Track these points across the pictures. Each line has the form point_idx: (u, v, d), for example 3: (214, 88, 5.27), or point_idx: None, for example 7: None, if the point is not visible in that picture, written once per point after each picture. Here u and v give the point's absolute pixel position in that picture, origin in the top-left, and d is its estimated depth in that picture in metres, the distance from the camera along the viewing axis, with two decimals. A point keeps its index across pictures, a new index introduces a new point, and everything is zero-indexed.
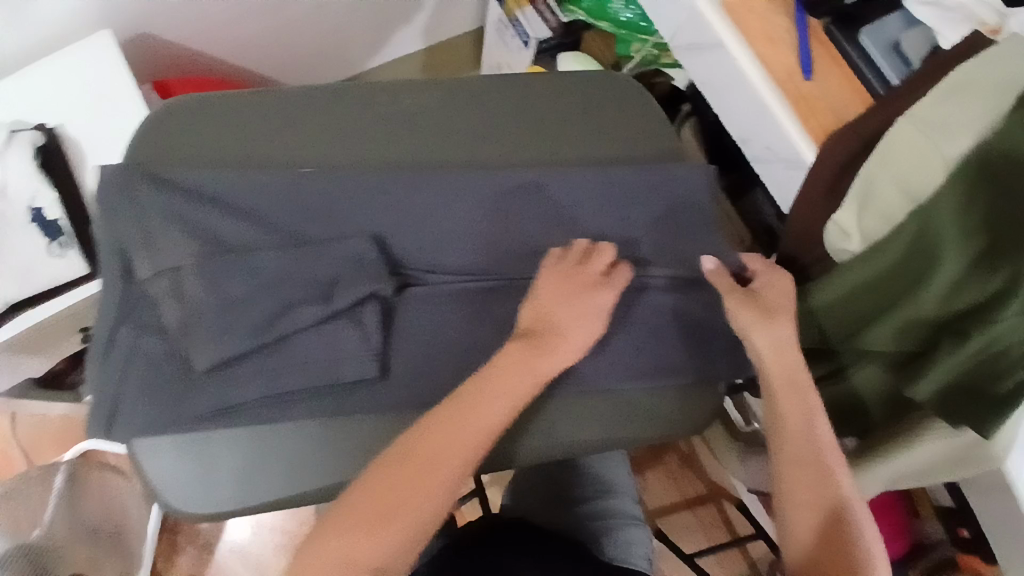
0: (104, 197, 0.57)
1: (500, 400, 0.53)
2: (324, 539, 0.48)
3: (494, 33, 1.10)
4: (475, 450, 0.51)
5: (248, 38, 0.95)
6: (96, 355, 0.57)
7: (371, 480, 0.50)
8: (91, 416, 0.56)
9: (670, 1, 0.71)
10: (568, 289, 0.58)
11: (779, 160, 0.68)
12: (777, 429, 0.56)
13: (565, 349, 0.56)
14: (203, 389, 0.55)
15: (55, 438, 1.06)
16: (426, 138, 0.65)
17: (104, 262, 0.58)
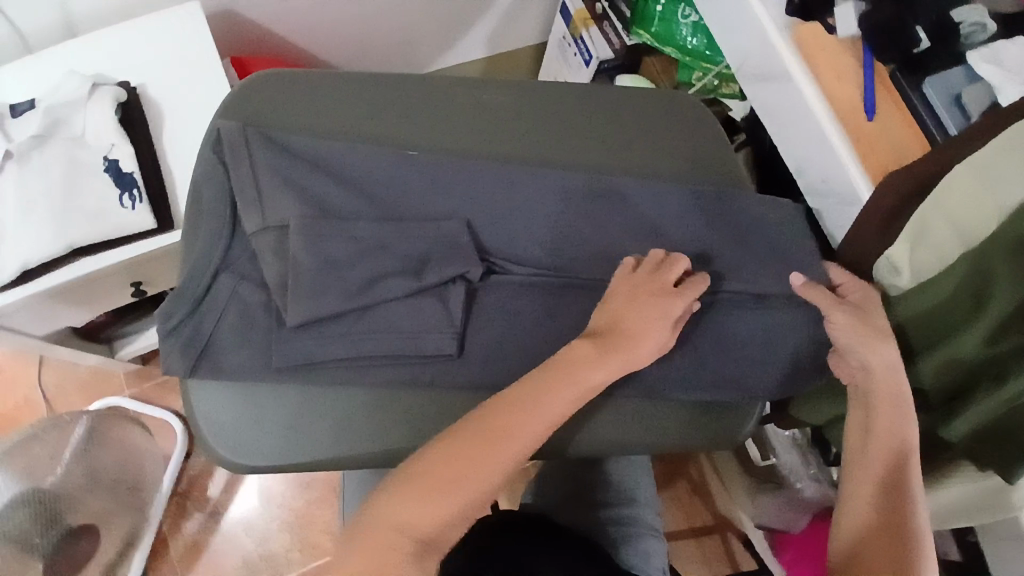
0: (219, 146, 0.61)
1: (569, 391, 0.56)
2: (389, 498, 0.52)
3: (555, 49, 1.13)
4: (541, 434, 0.55)
5: (324, 27, 0.99)
6: (187, 296, 0.59)
7: (440, 447, 0.53)
8: (179, 353, 0.58)
9: (749, 33, 0.76)
10: (644, 297, 0.59)
11: (836, 197, 0.72)
12: (869, 440, 0.59)
13: (639, 353, 0.58)
14: (292, 342, 0.58)
15: (82, 389, 1.09)
16: (500, 135, 0.68)
17: (207, 210, 0.61)
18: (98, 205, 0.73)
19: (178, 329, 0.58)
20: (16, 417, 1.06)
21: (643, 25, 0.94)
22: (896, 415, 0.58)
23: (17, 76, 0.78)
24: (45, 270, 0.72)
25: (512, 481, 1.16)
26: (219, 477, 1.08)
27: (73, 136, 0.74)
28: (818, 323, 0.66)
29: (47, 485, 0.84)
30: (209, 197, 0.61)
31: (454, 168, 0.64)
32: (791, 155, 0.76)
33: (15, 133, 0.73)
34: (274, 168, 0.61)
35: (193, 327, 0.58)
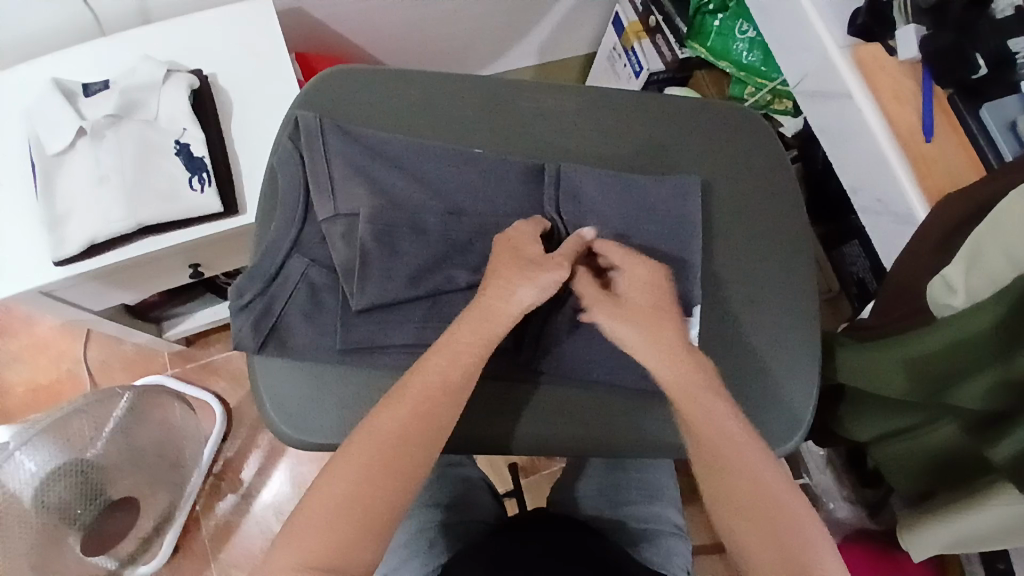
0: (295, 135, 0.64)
1: (449, 365, 0.54)
2: (292, 535, 0.49)
3: (605, 60, 1.15)
4: (428, 422, 0.53)
5: (386, 28, 1.02)
6: (260, 276, 0.61)
7: (328, 475, 0.50)
8: (251, 329, 0.61)
9: (808, 53, 0.78)
10: (511, 251, 0.58)
11: (890, 216, 0.73)
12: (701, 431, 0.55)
13: (508, 304, 0.56)
14: (357, 326, 0.60)
15: (124, 366, 1.12)
16: (562, 135, 0.69)
17: (284, 196, 0.63)
18: (167, 186, 0.75)
19: (250, 306, 0.61)
20: (61, 388, 1.09)
21: (698, 39, 0.97)
22: (700, 391, 0.55)
23: (94, 58, 0.81)
24: (111, 245, 0.74)
25: (539, 484, 1.17)
26: (253, 460, 1.11)
27: (146, 118, 0.77)
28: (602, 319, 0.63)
29: (89, 457, 0.84)
30: (285, 185, 0.63)
31: (521, 169, 0.65)
32: (848, 174, 0.78)
33: (88, 111, 0.76)
34: (347, 156, 0.63)
35: (266, 304, 0.61)
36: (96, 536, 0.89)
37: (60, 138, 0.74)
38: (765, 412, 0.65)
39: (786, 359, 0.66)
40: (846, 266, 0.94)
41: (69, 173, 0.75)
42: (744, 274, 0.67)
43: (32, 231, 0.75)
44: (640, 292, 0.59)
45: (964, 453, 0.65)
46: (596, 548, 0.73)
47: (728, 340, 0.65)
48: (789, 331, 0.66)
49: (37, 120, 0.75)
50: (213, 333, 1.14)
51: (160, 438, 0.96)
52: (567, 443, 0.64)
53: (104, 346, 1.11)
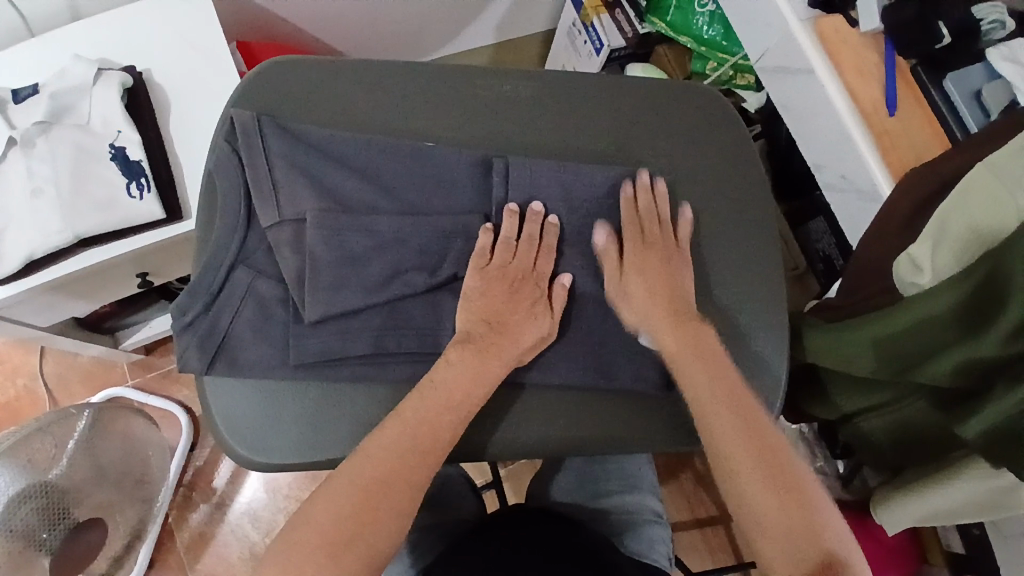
0: (233, 136, 0.60)
1: (446, 398, 0.55)
2: (281, 558, 0.50)
3: (564, 37, 1.12)
4: (424, 452, 0.54)
5: (334, 12, 0.97)
6: (204, 290, 0.59)
7: (321, 501, 0.52)
8: (197, 348, 0.58)
9: (768, 26, 0.76)
10: (504, 287, 0.59)
11: (854, 192, 0.71)
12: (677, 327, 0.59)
13: (512, 345, 0.58)
14: (310, 337, 0.58)
15: (85, 379, 1.08)
16: (518, 120, 0.65)
17: (223, 204, 0.60)
18: (105, 194, 0.71)
19: (194, 325, 0.59)
20: (18, 405, 1.06)
21: (658, 13, 0.94)
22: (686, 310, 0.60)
23: (19, 61, 0.76)
24: (50, 260, 0.70)
25: (517, 471, 1.17)
26: (225, 467, 1.08)
27: (78, 122, 0.72)
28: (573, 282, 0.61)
29: (52, 479, 0.81)
30: (224, 192, 0.60)
31: (473, 162, 0.61)
32: (811, 148, 0.76)
33: (17, 119, 0.71)
34: (288, 158, 0.59)
35: (211, 321, 0.58)
36: (65, 560, 0.84)
37: None
38: None
39: (755, 344, 0.64)
40: (811, 242, 0.93)
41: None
42: (709, 259, 0.65)
43: None
44: (652, 261, 0.61)
45: (931, 428, 0.64)
46: (572, 539, 0.72)
47: None
48: (760, 316, 0.64)
49: None
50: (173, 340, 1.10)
51: (126, 451, 0.93)
52: (535, 447, 0.62)
53: (62, 360, 1.08)
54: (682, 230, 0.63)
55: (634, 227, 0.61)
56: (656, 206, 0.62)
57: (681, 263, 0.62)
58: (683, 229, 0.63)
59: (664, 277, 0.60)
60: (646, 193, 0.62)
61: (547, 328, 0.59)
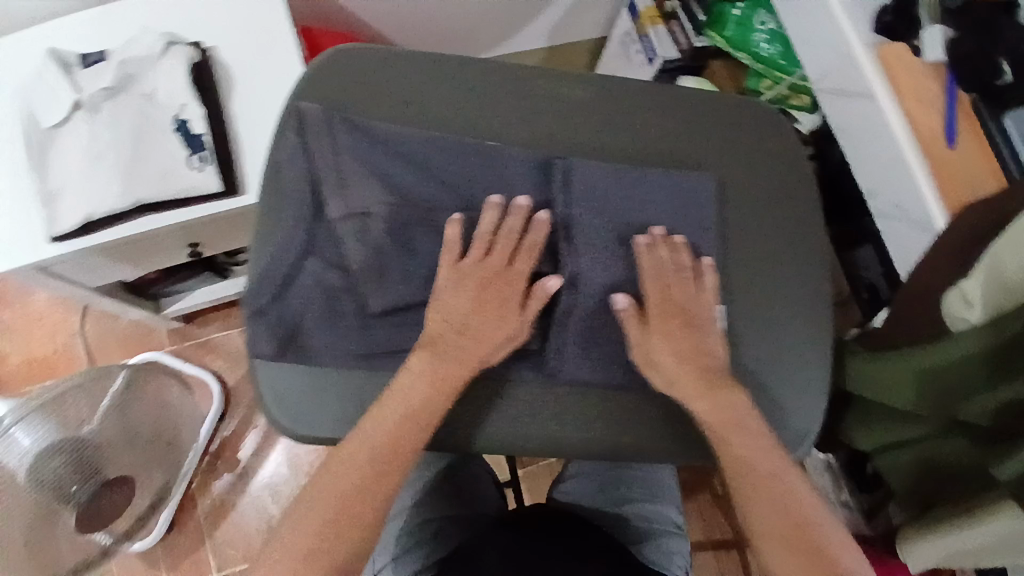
0: (304, 126, 0.61)
1: (428, 380, 0.58)
2: (286, 527, 0.54)
3: (616, 46, 1.12)
4: (413, 431, 0.57)
5: (393, 6, 0.99)
6: (274, 278, 0.60)
7: (321, 476, 0.56)
8: (267, 334, 0.60)
9: (832, 47, 0.75)
10: (475, 287, 0.60)
11: (907, 221, 0.71)
12: (678, 339, 0.59)
13: (483, 339, 0.59)
14: (378, 329, 0.60)
15: (122, 343, 1.11)
16: (578, 123, 0.65)
17: (294, 191, 0.61)
18: (165, 163, 0.72)
19: (264, 312, 0.60)
20: (56, 362, 1.10)
21: (716, 28, 0.93)
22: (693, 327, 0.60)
23: (92, 30, 0.79)
24: (107, 225, 0.71)
25: (535, 472, 1.18)
26: (251, 439, 1.11)
27: (144, 92, 0.74)
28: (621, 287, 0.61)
29: (82, 434, 0.83)
30: (292, 178, 0.61)
31: (534, 165, 0.61)
32: (868, 175, 0.75)
33: (84, 84, 0.74)
34: (355, 153, 0.60)
35: (280, 309, 0.60)
36: (91, 517, 0.88)
37: (55, 110, 0.73)
38: (773, 422, 0.62)
39: (797, 367, 0.63)
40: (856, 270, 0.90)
41: (64, 147, 0.73)
42: (762, 277, 0.64)
43: (22, 206, 0.73)
44: (675, 325, 0.60)
45: (960, 466, 0.64)
46: (594, 541, 0.73)
47: (738, 343, 0.63)
48: (806, 339, 0.63)
49: (33, 92, 0.74)
50: (210, 313, 1.13)
51: (154, 416, 0.95)
52: (574, 445, 0.62)
53: (102, 322, 1.11)
54: (708, 284, 0.61)
55: (656, 289, 0.60)
56: (676, 261, 0.60)
57: (705, 323, 0.60)
58: (709, 278, 0.61)
59: (688, 340, 0.59)
60: (664, 246, 0.60)
61: (512, 329, 0.60)
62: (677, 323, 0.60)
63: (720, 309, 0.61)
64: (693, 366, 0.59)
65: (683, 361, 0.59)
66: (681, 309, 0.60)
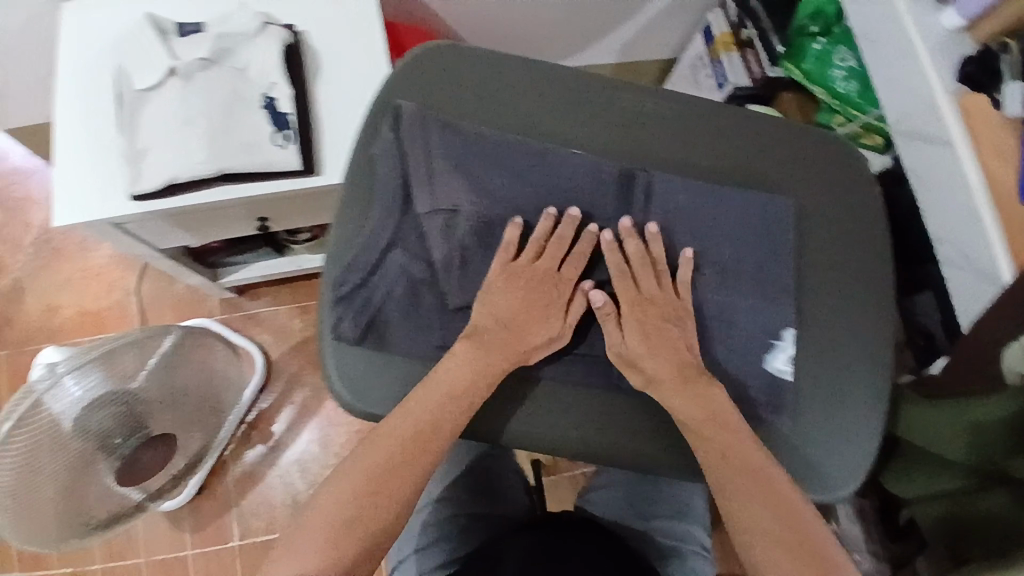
0: (404, 123, 0.63)
1: (471, 367, 0.59)
2: (325, 494, 0.55)
3: (686, 67, 1.13)
4: (454, 412, 0.58)
5: (473, 8, 1.01)
6: (360, 266, 0.62)
7: (365, 447, 0.57)
8: (352, 319, 0.62)
9: (912, 92, 0.75)
10: (521, 287, 0.61)
11: (972, 271, 0.71)
12: (652, 339, 0.60)
13: (527, 337, 0.61)
14: (456, 324, 0.62)
15: (174, 306, 1.15)
16: (659, 139, 0.66)
17: (383, 180, 0.63)
18: (251, 137, 0.75)
19: (350, 296, 0.62)
20: (109, 318, 1.14)
21: (794, 60, 0.93)
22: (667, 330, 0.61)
23: (191, 2, 0.82)
24: (187, 189, 0.74)
25: (559, 482, 1.18)
26: (286, 414, 1.14)
27: (236, 67, 0.77)
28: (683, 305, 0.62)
29: (132, 387, 0.85)
30: (382, 169, 0.63)
31: (615, 177, 0.63)
32: (937, 221, 0.75)
33: (179, 51, 0.76)
34: (447, 153, 0.63)
35: (365, 296, 0.62)
36: (130, 467, 0.91)
37: (150, 75, 0.75)
38: (823, 454, 0.62)
39: (851, 404, 0.63)
40: (914, 317, 0.86)
41: (152, 109, 0.75)
42: (824, 310, 0.64)
43: (108, 162, 0.76)
44: (656, 325, 0.61)
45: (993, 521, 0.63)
46: (618, 553, 0.74)
47: (796, 373, 0.63)
48: (863, 376, 0.63)
49: (129, 54, 0.76)
50: (261, 287, 1.16)
51: (199, 378, 0.97)
52: (627, 453, 0.62)
53: (156, 284, 1.15)
54: (767, 311, 0.62)
55: (624, 280, 0.62)
56: (647, 251, 0.62)
57: (683, 318, 0.62)
58: (683, 272, 0.62)
59: (670, 338, 0.61)
60: (630, 239, 0.62)
61: (551, 333, 0.61)
62: (650, 318, 0.61)
63: (788, 332, 0.62)
64: (671, 364, 0.60)
65: (662, 359, 0.60)
66: (658, 305, 0.61)
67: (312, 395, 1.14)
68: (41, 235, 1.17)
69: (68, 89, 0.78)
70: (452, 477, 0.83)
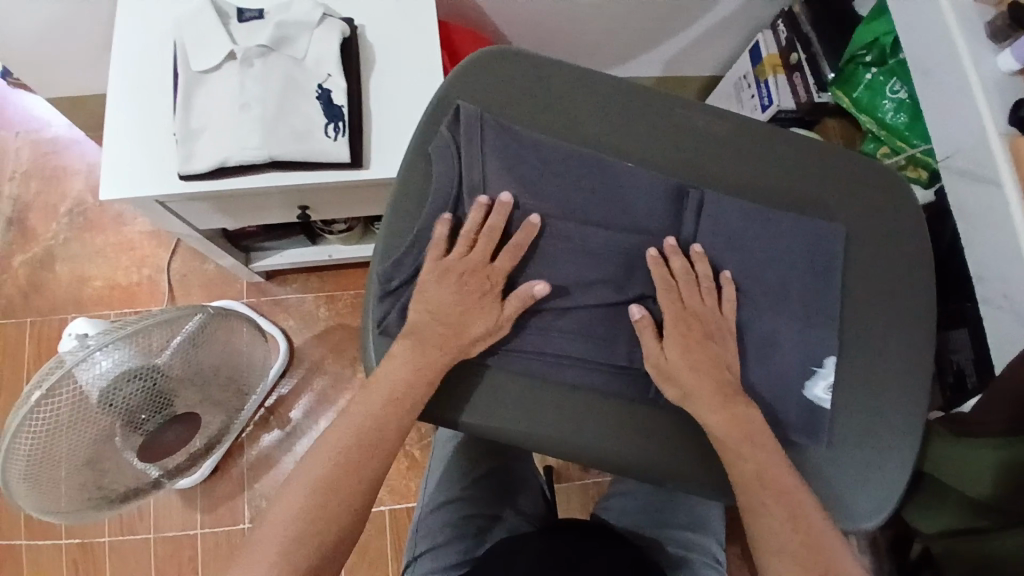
0: (462, 123, 0.64)
1: (409, 369, 0.58)
2: (279, 500, 0.56)
3: (730, 87, 1.14)
4: (396, 414, 0.58)
5: (523, 13, 1.02)
6: (408, 262, 0.63)
7: (316, 453, 0.57)
8: (397, 319, 0.62)
9: (961, 128, 0.75)
10: (454, 280, 0.61)
11: (1012, 312, 0.71)
12: (691, 354, 0.59)
13: (465, 332, 0.60)
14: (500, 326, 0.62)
15: (203, 285, 1.16)
16: (712, 158, 0.66)
17: (438, 178, 0.63)
18: (303, 126, 0.75)
19: (397, 292, 0.63)
20: (138, 292, 1.15)
21: (844, 87, 0.94)
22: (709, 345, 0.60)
23: None
24: (236, 172, 0.74)
25: (572, 490, 1.18)
26: (305, 402, 1.14)
27: (294, 55, 0.78)
28: (726, 324, 0.62)
29: (158, 363, 0.83)
30: (437, 167, 0.64)
31: (666, 192, 0.64)
32: (978, 259, 0.75)
33: (239, 37, 0.78)
34: (502, 156, 0.63)
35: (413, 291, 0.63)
36: (154, 447, 0.90)
37: (208, 56, 0.76)
38: (854, 483, 0.62)
39: (883, 435, 0.63)
40: (948, 353, 0.86)
41: (211, 92, 0.76)
42: (864, 341, 0.64)
43: (160, 140, 0.76)
44: (707, 345, 0.60)
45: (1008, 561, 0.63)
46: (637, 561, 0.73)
47: (831, 401, 0.63)
48: (897, 409, 0.63)
49: (186, 32, 0.77)
50: (289, 273, 1.17)
51: (223, 358, 0.96)
52: (656, 469, 0.62)
53: (185, 262, 1.16)
54: (807, 337, 0.62)
55: (671, 294, 0.61)
56: (693, 270, 0.62)
57: (725, 338, 0.61)
58: (726, 291, 0.62)
59: (710, 355, 0.60)
60: (675, 257, 0.62)
61: (491, 324, 0.60)
62: (696, 333, 0.60)
63: (829, 358, 0.63)
64: (710, 380, 0.59)
65: (699, 375, 0.59)
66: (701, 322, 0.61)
67: (332, 383, 1.15)
68: (76, 206, 1.19)
69: (125, 65, 0.79)
70: (467, 479, 0.82)
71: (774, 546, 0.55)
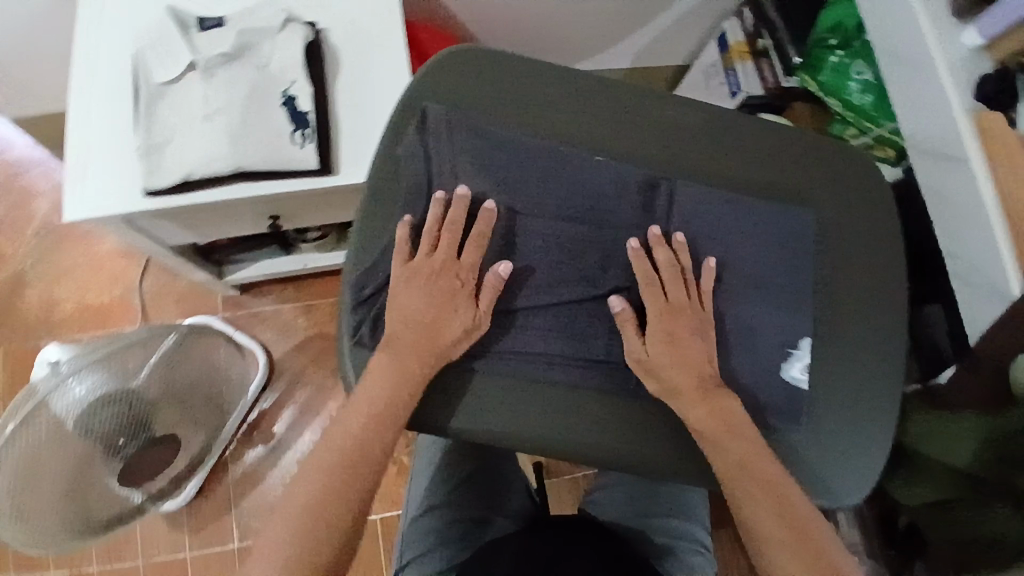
0: (431, 124, 0.63)
1: (389, 383, 0.58)
2: (271, 529, 0.55)
3: (698, 75, 1.13)
4: (381, 431, 0.58)
5: (489, 10, 1.01)
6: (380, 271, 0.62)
7: (304, 477, 0.57)
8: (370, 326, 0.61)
9: (928, 107, 0.76)
10: (421, 283, 0.60)
11: (985, 286, 0.71)
12: (670, 346, 0.60)
13: (443, 335, 0.59)
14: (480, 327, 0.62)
15: (178, 301, 1.14)
16: (684, 147, 0.66)
17: (409, 180, 0.63)
18: (270, 134, 0.74)
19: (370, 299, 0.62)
20: (112, 312, 1.13)
21: (811, 72, 0.93)
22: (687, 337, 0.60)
23: None
24: (205, 184, 0.73)
25: (561, 487, 1.17)
26: (288, 415, 1.12)
27: (257, 62, 0.76)
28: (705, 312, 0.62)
29: (133, 385, 0.82)
30: (407, 169, 0.63)
31: (639, 183, 0.63)
32: (951, 234, 0.76)
33: (200, 46, 0.76)
34: (472, 154, 0.63)
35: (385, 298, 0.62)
36: (135, 469, 0.88)
37: (170, 68, 0.75)
38: (839, 464, 0.62)
39: (865, 414, 0.63)
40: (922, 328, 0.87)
41: (173, 104, 0.75)
42: (842, 322, 0.65)
43: (125, 156, 0.75)
44: (689, 334, 0.60)
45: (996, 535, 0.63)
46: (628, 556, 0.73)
47: (813, 384, 0.63)
48: (878, 387, 0.64)
49: (149, 46, 0.76)
50: (266, 284, 1.16)
51: (201, 375, 0.95)
52: (643, 463, 0.62)
53: (159, 279, 1.14)
54: (786, 321, 0.63)
55: (651, 287, 0.61)
56: (677, 261, 0.62)
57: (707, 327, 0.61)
58: (706, 281, 0.62)
59: (692, 346, 0.60)
60: (659, 247, 0.62)
61: (468, 322, 0.60)
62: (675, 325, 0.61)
63: (805, 340, 0.63)
64: (692, 372, 0.59)
65: (680, 368, 0.59)
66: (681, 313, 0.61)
67: (315, 394, 1.13)
68: (43, 227, 1.16)
69: (84, 81, 0.77)
70: (449, 484, 0.81)
71: (763, 531, 0.55)
